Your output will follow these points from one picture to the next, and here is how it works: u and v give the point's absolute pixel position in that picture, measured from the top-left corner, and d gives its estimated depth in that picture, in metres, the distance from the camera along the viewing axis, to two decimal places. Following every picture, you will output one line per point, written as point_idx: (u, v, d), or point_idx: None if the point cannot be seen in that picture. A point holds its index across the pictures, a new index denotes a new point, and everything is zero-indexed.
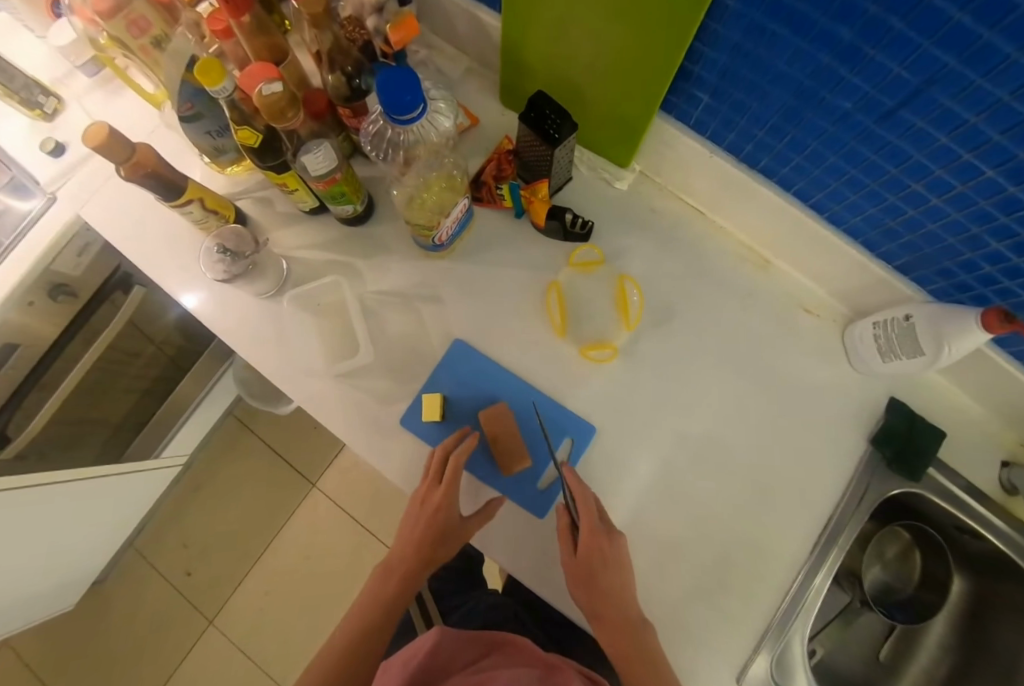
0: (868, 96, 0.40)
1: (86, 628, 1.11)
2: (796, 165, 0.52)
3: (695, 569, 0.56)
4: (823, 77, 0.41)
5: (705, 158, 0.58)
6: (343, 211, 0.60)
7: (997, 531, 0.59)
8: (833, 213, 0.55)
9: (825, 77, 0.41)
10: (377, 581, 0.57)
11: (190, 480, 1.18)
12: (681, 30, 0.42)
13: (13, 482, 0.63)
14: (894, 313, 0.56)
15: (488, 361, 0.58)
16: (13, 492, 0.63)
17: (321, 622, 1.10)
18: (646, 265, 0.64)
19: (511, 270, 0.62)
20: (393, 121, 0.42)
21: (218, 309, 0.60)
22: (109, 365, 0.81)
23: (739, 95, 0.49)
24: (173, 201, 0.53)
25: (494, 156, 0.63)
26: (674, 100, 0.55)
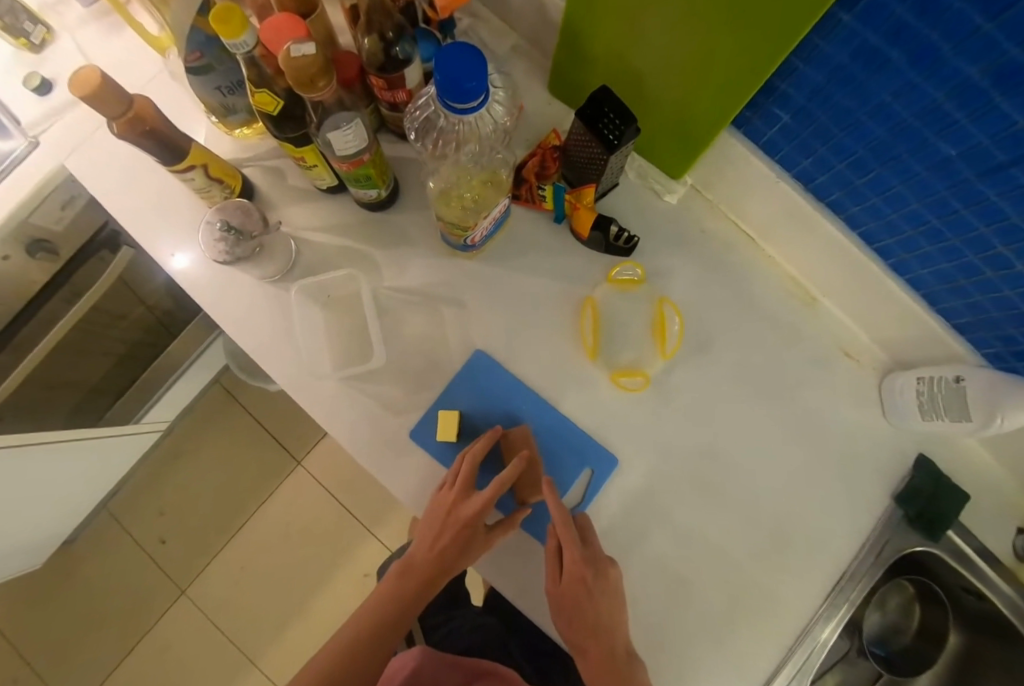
0: (978, 146, 0.35)
1: (52, 588, 1.08)
2: (871, 205, 0.48)
3: (703, 617, 0.53)
4: (931, 117, 0.36)
5: (770, 182, 0.53)
6: (365, 196, 0.53)
7: (1003, 598, 0.58)
8: (899, 260, 0.51)
9: (934, 117, 0.36)
10: (387, 584, 0.48)
11: (171, 446, 1.13)
12: (778, 41, 0.36)
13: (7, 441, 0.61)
14: (944, 372, 0.52)
15: (510, 377, 0.54)
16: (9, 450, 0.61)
17: (297, 602, 1.08)
18: (685, 290, 0.59)
19: (543, 280, 0.57)
20: (447, 108, 0.34)
21: (213, 289, 0.54)
22: (89, 328, 0.74)
23: (826, 121, 0.44)
24: (173, 166, 0.46)
25: (539, 150, 0.56)
26: (748, 115, 0.50)
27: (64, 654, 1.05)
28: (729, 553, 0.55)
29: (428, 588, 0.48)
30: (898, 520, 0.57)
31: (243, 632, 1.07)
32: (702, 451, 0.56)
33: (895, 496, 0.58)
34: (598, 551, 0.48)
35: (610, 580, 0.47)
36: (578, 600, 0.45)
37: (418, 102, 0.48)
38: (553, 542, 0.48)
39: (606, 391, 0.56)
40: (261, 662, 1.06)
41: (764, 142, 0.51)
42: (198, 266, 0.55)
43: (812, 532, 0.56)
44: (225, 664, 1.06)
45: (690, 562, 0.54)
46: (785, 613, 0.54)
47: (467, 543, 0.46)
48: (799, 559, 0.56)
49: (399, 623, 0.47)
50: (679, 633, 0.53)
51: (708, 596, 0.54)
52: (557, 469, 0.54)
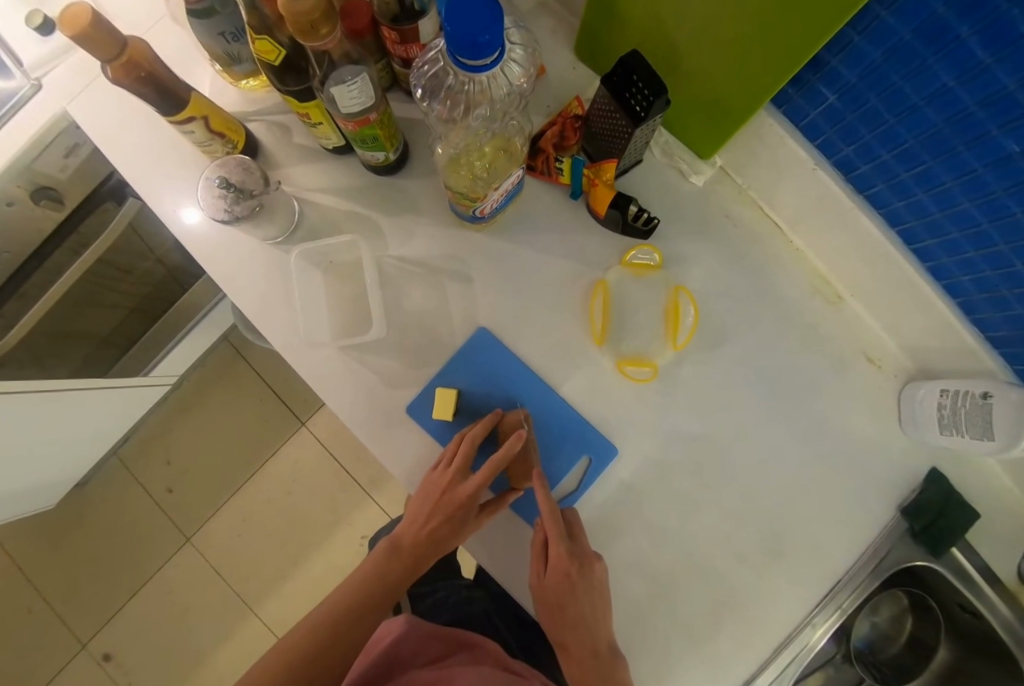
0: None
1: (65, 526, 1.13)
2: (915, 201, 0.44)
3: (691, 614, 0.53)
4: (998, 107, 0.32)
5: (806, 170, 0.49)
6: (372, 158, 0.51)
7: (1003, 621, 0.57)
8: (938, 264, 0.47)
9: (1002, 107, 0.31)
10: (375, 562, 0.47)
11: (179, 399, 1.15)
12: (835, 11, 0.32)
13: (23, 387, 0.62)
14: (972, 387, 0.49)
15: (513, 358, 0.52)
16: (19, 398, 0.62)
17: (296, 557, 1.12)
18: (702, 279, 0.56)
19: (554, 259, 0.54)
20: (459, 64, 0.31)
21: (214, 247, 0.53)
22: (97, 280, 0.74)
23: (878, 105, 0.40)
24: (171, 117, 0.44)
25: (558, 119, 0.53)
26: (791, 92, 0.46)
27: (76, 587, 1.11)
28: (723, 552, 0.54)
29: (419, 566, 0.47)
30: (902, 533, 0.56)
31: (243, 582, 1.11)
32: (705, 449, 0.54)
33: (901, 509, 0.56)
34: (585, 546, 0.47)
35: (595, 577, 0.47)
36: (562, 594, 0.45)
37: (427, 56, 0.43)
38: (540, 535, 0.47)
39: (610, 380, 0.53)
40: (260, 612, 1.10)
41: (805, 124, 0.47)
42: (199, 225, 0.53)
43: (810, 539, 0.55)
44: (226, 609, 1.11)
45: (680, 559, 0.53)
46: (774, 618, 0.54)
47: (460, 524, 0.45)
48: (793, 564, 0.54)
49: (387, 592, 0.46)
50: (663, 627, 0.52)
51: (697, 594, 0.53)
52: (554, 455, 0.52)
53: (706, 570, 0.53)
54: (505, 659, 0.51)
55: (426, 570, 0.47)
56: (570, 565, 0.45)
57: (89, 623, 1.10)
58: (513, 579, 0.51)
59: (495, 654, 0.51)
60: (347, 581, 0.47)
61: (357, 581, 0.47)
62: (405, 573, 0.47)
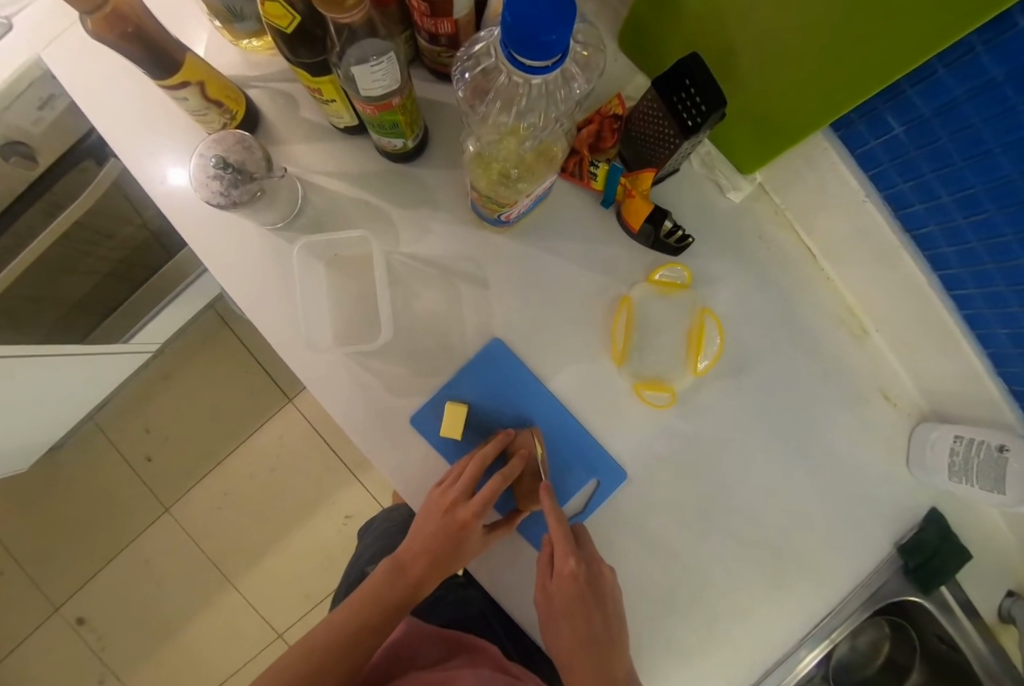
0: None
1: (39, 488, 1.09)
2: (967, 250, 0.41)
3: (686, 637, 0.53)
4: None
5: (855, 201, 0.46)
6: (389, 145, 0.46)
7: (978, 654, 0.59)
8: (977, 313, 0.45)
9: None
10: (376, 583, 0.45)
11: (161, 367, 1.11)
12: (926, 42, 0.28)
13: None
14: (988, 438, 0.48)
15: (526, 373, 0.49)
16: None
17: (278, 533, 1.11)
18: (729, 303, 0.53)
19: (578, 270, 0.51)
20: (512, 61, 0.25)
21: (210, 230, 0.48)
22: (74, 243, 0.69)
23: (948, 145, 0.37)
24: (163, 81, 0.38)
25: (595, 118, 0.48)
26: (853, 117, 0.43)
27: (50, 550, 1.09)
28: (721, 580, 0.53)
29: (423, 584, 0.45)
30: (897, 570, 0.56)
31: (223, 555, 1.10)
32: (714, 477, 0.53)
33: (898, 545, 0.56)
34: (592, 553, 0.46)
35: (602, 582, 0.46)
36: (570, 601, 0.44)
37: (474, 48, 0.37)
38: (547, 548, 0.46)
39: (625, 402, 0.51)
40: (239, 585, 1.10)
41: (862, 153, 0.44)
42: (189, 205, 0.48)
43: (806, 572, 0.55)
44: (205, 580, 1.10)
45: (679, 585, 0.53)
46: (764, 645, 0.54)
47: (464, 543, 0.43)
48: (788, 595, 0.55)
49: (385, 617, 0.44)
50: (658, 649, 0.52)
51: (692, 619, 0.53)
52: (562, 477, 0.50)
53: (704, 596, 0.53)
54: (505, 662, 0.52)
55: (427, 590, 0.46)
56: (576, 569, 0.44)
57: (64, 587, 1.09)
58: (511, 599, 0.50)
59: (495, 658, 0.52)
60: (347, 605, 0.45)
61: (357, 603, 0.45)
62: (406, 595, 0.45)
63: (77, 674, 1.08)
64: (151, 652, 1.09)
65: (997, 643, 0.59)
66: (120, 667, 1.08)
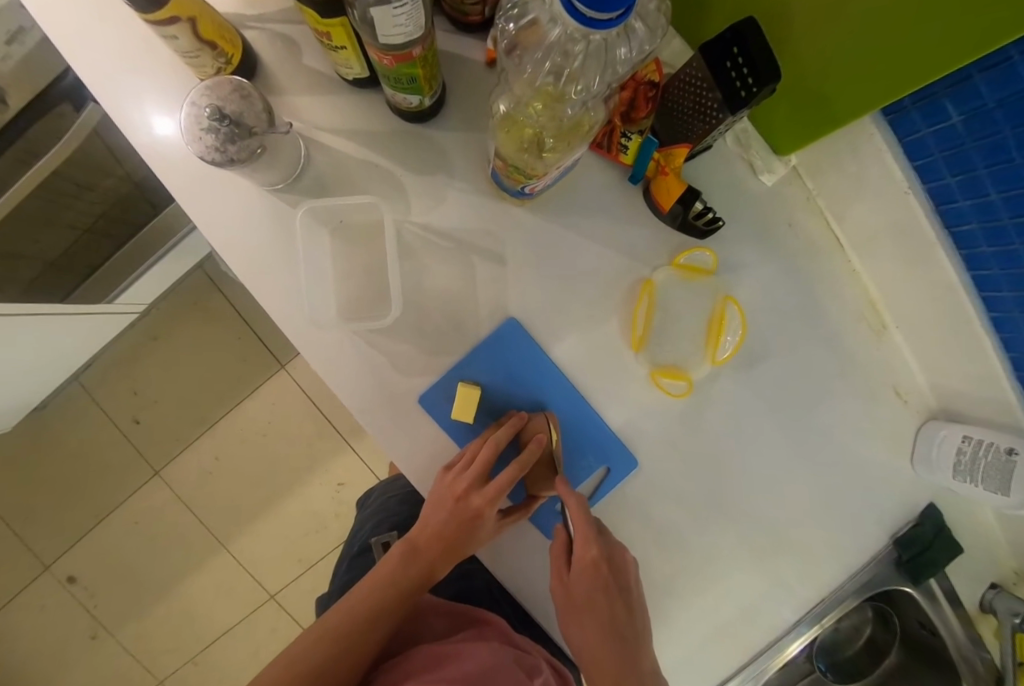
0: None
1: (23, 448, 1.07)
2: (1009, 252, 0.39)
3: (683, 618, 0.54)
4: None
5: (895, 191, 0.44)
6: (404, 102, 0.42)
7: (956, 641, 0.62)
8: (1005, 316, 0.44)
9: None
10: (388, 566, 0.44)
11: (147, 328, 1.06)
12: (998, 28, 0.25)
13: None
14: (998, 440, 0.48)
15: (541, 357, 0.47)
16: None
17: (270, 499, 1.10)
18: (753, 292, 0.51)
19: (600, 250, 0.48)
20: (569, 11, 0.22)
21: (203, 189, 0.44)
22: (52, 195, 0.64)
23: (1009, 140, 0.34)
24: (149, 15, 0.33)
25: (629, 84, 0.43)
26: (907, 103, 0.40)
27: (37, 510, 1.08)
28: (721, 568, 0.54)
29: (437, 567, 0.44)
30: (891, 561, 0.57)
31: (215, 520, 1.10)
32: (722, 467, 0.53)
33: (894, 538, 0.57)
34: (613, 543, 0.46)
35: (624, 571, 0.45)
36: (591, 588, 0.44)
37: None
38: (565, 537, 0.46)
39: (640, 390, 0.50)
40: (231, 548, 1.10)
41: (910, 141, 0.41)
42: (180, 160, 0.43)
43: (803, 561, 0.56)
44: (196, 543, 1.10)
45: (681, 570, 0.53)
46: (756, 628, 0.56)
47: (479, 528, 0.42)
48: (783, 582, 0.56)
49: (402, 598, 0.44)
50: (655, 628, 0.54)
51: (690, 601, 0.54)
52: (571, 463, 0.49)
53: (704, 581, 0.54)
54: (510, 635, 0.52)
55: (443, 574, 0.45)
56: (598, 556, 0.43)
57: (53, 546, 1.08)
58: (515, 580, 0.50)
59: (501, 631, 0.52)
60: (358, 591, 0.44)
61: (371, 587, 0.44)
62: (421, 577, 0.44)
63: (69, 629, 1.09)
64: (143, 610, 1.10)
65: (974, 630, 0.62)
66: (111, 623, 1.09)
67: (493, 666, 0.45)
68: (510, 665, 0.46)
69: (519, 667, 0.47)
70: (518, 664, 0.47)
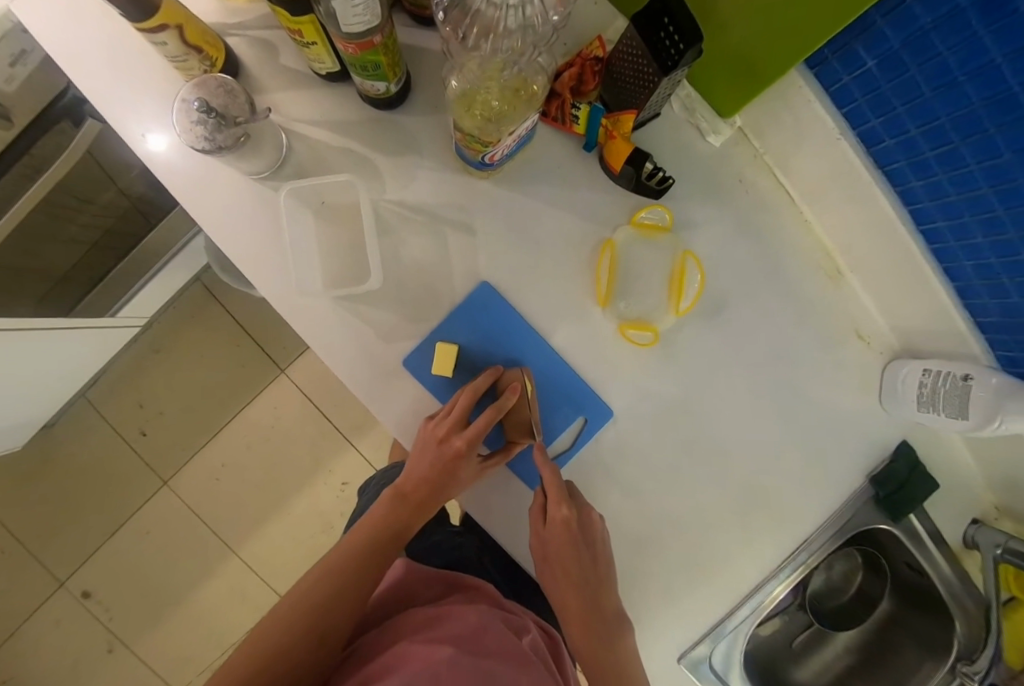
0: None
1: (35, 467, 1.10)
2: (935, 182, 0.43)
3: (669, 564, 0.56)
4: None
5: (829, 138, 0.47)
6: (372, 89, 0.46)
7: (944, 579, 0.63)
8: (944, 246, 0.47)
9: None
10: (381, 507, 0.48)
11: (150, 342, 1.10)
12: None
13: None
14: (954, 369, 0.51)
15: (514, 316, 0.51)
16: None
17: (276, 502, 1.13)
18: (710, 247, 0.55)
19: (563, 215, 0.52)
20: None
21: (194, 180, 0.48)
22: (53, 210, 0.68)
23: (917, 77, 0.37)
24: (140, 24, 0.37)
25: (577, 60, 0.49)
26: (827, 53, 0.43)
27: (51, 527, 1.10)
28: (704, 513, 0.56)
29: (424, 507, 0.48)
30: (869, 500, 0.59)
31: (223, 525, 1.12)
32: (696, 414, 0.55)
33: (870, 476, 0.59)
34: (583, 502, 0.49)
35: (593, 530, 0.48)
36: (562, 547, 0.46)
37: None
38: (540, 499, 0.49)
39: (610, 344, 0.53)
40: (241, 553, 1.12)
41: (835, 89, 0.45)
42: (172, 154, 0.48)
43: (782, 504, 0.58)
44: (206, 549, 1.12)
45: (665, 516, 0.56)
46: (742, 571, 0.58)
47: (460, 471, 0.45)
48: (766, 524, 0.58)
49: (394, 534, 0.48)
50: (645, 575, 0.56)
51: (676, 547, 0.56)
52: (550, 417, 0.52)
53: (688, 526, 0.56)
54: (500, 599, 0.55)
55: (431, 513, 0.49)
56: (569, 516, 0.46)
57: (67, 562, 1.10)
58: (506, 533, 0.52)
59: (490, 596, 0.55)
60: (353, 537, 0.47)
61: (367, 527, 0.48)
62: (411, 516, 0.48)
63: (84, 644, 1.10)
64: (157, 620, 1.11)
65: (961, 567, 0.63)
66: (126, 635, 1.11)
67: (482, 624, 0.47)
68: (495, 624, 0.48)
69: (505, 626, 0.49)
70: (505, 624, 0.50)
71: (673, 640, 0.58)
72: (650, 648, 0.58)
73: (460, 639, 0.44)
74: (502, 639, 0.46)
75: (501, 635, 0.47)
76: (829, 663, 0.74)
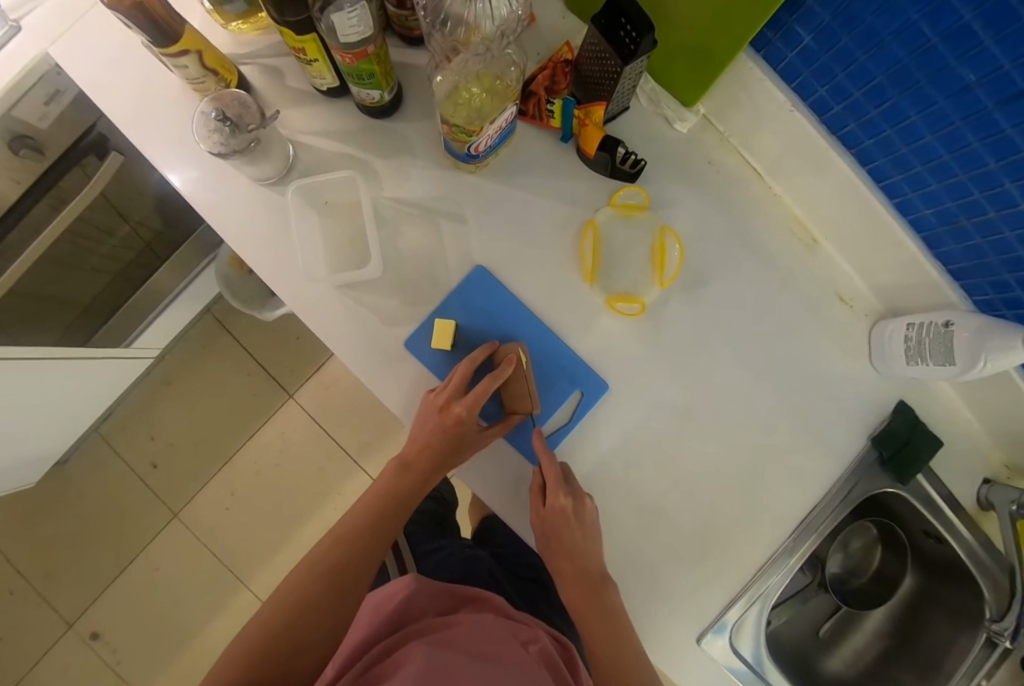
0: (1000, 71, 0.33)
1: (47, 504, 1.11)
2: (884, 138, 0.47)
3: (681, 536, 0.56)
4: (955, 39, 0.34)
5: (783, 113, 0.52)
6: (368, 98, 0.51)
7: (965, 545, 0.62)
8: (905, 199, 0.50)
9: (960, 38, 0.33)
10: (388, 476, 0.50)
11: (163, 373, 1.14)
12: None
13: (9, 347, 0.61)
14: (935, 318, 0.53)
15: (508, 295, 0.54)
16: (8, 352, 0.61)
17: (286, 528, 1.12)
18: (687, 224, 0.58)
19: (547, 201, 0.56)
20: None
21: (211, 187, 0.53)
22: (76, 241, 0.73)
23: (850, 43, 0.42)
24: (166, 48, 0.43)
25: (549, 64, 0.55)
26: (771, 35, 0.48)
27: (61, 567, 1.09)
28: (709, 481, 0.57)
29: (428, 478, 0.50)
30: (874, 462, 0.59)
31: (234, 555, 1.11)
32: (691, 382, 0.57)
33: (872, 437, 0.60)
34: (579, 487, 0.49)
35: (591, 518, 0.48)
36: (562, 528, 0.47)
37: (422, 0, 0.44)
38: (538, 480, 0.50)
39: (601, 318, 0.56)
40: (251, 584, 1.10)
41: (783, 67, 0.50)
42: (191, 166, 0.53)
43: (787, 469, 0.59)
44: (216, 581, 1.10)
45: (670, 486, 0.56)
46: (754, 541, 0.58)
47: (460, 438, 0.47)
48: (773, 490, 0.58)
49: (401, 502, 0.50)
50: (655, 549, 0.56)
51: (685, 517, 0.56)
52: (548, 390, 0.54)
53: (694, 495, 0.56)
54: (508, 610, 0.53)
55: (436, 483, 0.51)
56: (567, 505, 0.47)
57: (76, 602, 1.09)
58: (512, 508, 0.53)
59: (499, 608, 0.52)
60: (361, 507, 0.49)
61: (374, 499, 0.50)
62: (416, 486, 0.50)
63: None
64: (165, 660, 1.08)
65: (982, 532, 0.62)
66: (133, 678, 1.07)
67: (487, 630, 0.46)
68: (501, 633, 0.46)
69: (513, 634, 0.47)
70: (513, 633, 0.48)
71: (690, 619, 0.56)
72: (668, 628, 0.56)
73: (463, 642, 0.42)
74: (510, 647, 0.44)
75: (508, 642, 0.45)
76: (858, 652, 0.72)
